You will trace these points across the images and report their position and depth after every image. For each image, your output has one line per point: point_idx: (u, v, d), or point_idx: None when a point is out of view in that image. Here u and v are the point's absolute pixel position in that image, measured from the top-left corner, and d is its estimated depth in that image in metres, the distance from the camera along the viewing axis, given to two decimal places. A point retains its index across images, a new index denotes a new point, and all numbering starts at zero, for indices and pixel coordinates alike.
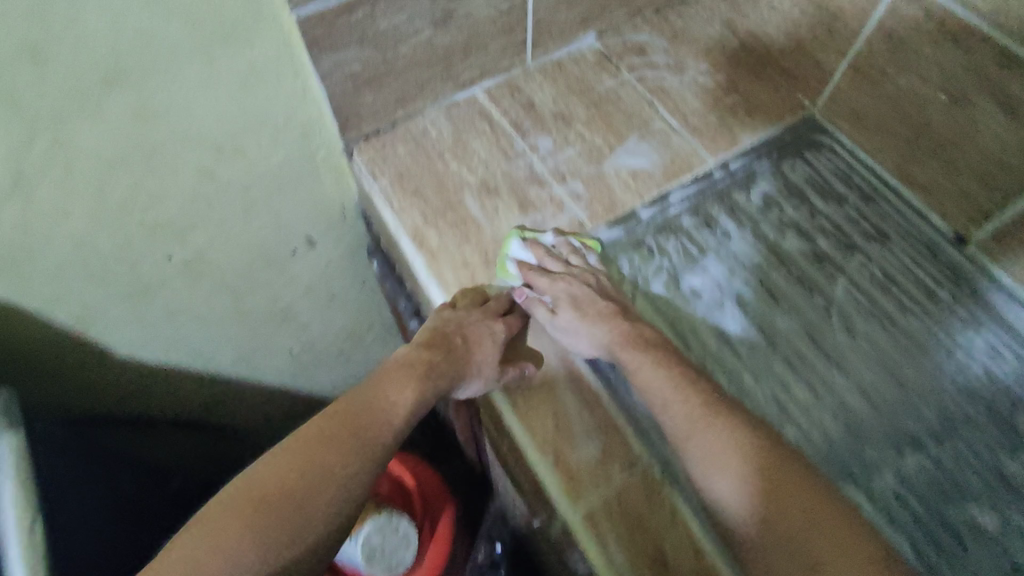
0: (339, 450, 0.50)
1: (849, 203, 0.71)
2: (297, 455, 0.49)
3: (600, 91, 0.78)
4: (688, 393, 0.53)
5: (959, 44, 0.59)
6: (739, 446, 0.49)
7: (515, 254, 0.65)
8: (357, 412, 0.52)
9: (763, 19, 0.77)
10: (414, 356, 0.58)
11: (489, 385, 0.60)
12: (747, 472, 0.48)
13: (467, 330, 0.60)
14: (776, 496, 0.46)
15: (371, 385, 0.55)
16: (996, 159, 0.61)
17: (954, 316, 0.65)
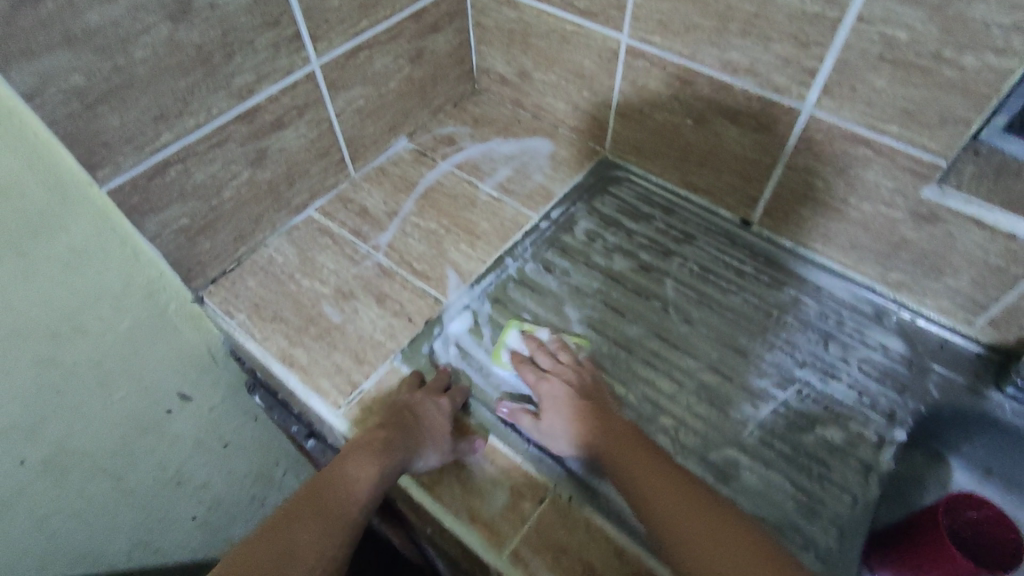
0: (311, 529, 0.51)
1: (655, 219, 0.83)
2: (268, 547, 0.50)
3: (424, 183, 0.87)
4: (620, 435, 0.58)
5: (684, 81, 0.73)
6: (663, 479, 0.53)
7: (513, 343, 0.70)
8: (323, 492, 0.54)
9: (540, 92, 0.91)
10: (371, 436, 0.59)
11: (445, 456, 0.61)
12: (667, 502, 0.51)
13: (414, 414, 0.61)
14: (688, 518, 0.50)
15: (334, 467, 0.56)
16: (745, 157, 0.75)
17: (762, 282, 0.76)
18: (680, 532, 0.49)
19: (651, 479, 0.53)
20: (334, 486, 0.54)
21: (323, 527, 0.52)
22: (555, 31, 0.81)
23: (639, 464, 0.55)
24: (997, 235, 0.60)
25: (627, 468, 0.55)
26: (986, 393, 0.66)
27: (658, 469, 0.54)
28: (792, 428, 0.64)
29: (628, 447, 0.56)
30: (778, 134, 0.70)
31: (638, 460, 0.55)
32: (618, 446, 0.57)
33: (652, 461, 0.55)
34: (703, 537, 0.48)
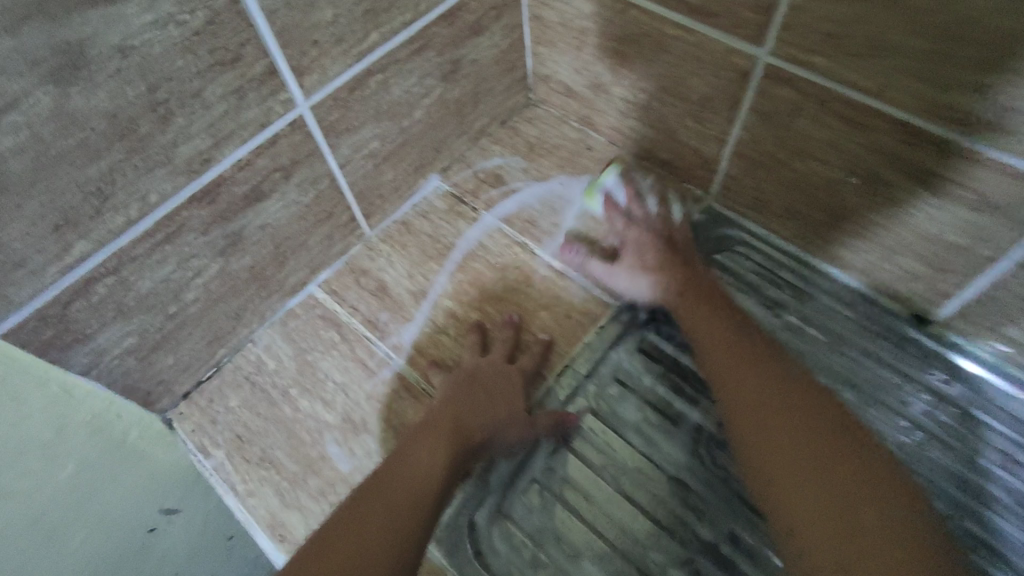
0: (387, 511, 0.44)
1: (785, 309, 0.60)
2: (339, 550, 0.41)
3: (462, 247, 0.65)
4: (743, 355, 0.49)
5: (854, 124, 0.47)
6: (792, 415, 0.44)
7: (610, 186, 0.65)
8: (392, 478, 0.46)
9: (621, 113, 0.66)
10: (438, 414, 0.51)
11: (525, 433, 0.53)
12: (788, 451, 0.42)
13: (484, 389, 0.54)
14: (808, 466, 0.41)
15: (403, 448, 0.49)
16: (938, 239, 0.50)
17: (947, 420, 0.54)
18: (792, 484, 0.41)
19: (776, 410, 0.44)
20: (403, 473, 0.47)
21: (396, 512, 0.44)
22: (649, 35, 0.55)
23: (766, 397, 0.46)
24: None
25: (737, 394, 0.48)
26: None
27: (753, 364, 0.48)
28: None
29: (758, 369, 0.48)
30: (1013, 219, 0.44)
31: (762, 387, 0.47)
32: (743, 369, 0.48)
33: (784, 394, 0.46)
34: (797, 442, 0.42)
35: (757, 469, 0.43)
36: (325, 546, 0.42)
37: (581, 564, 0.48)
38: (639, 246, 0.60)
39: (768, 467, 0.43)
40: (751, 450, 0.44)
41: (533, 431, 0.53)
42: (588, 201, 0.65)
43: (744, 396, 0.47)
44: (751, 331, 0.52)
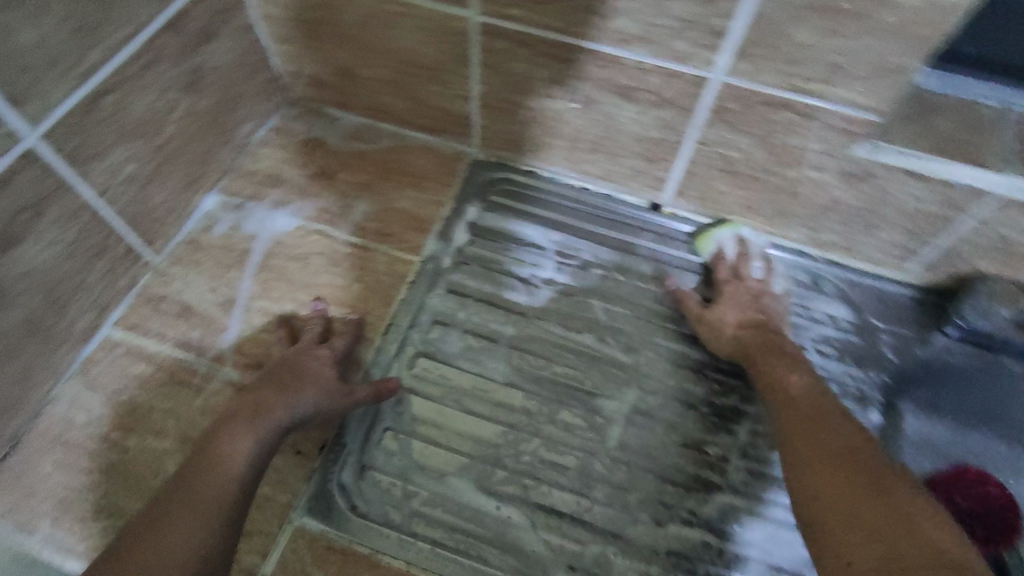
0: (192, 507, 0.44)
1: (555, 223, 0.69)
2: (144, 537, 0.43)
3: (259, 249, 0.66)
4: (813, 445, 0.46)
5: (560, 59, 0.58)
6: (850, 485, 0.42)
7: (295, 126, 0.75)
8: (199, 469, 0.47)
9: (376, 93, 0.71)
10: (245, 401, 0.51)
11: (342, 399, 0.53)
12: (841, 517, 0.41)
13: (297, 370, 0.54)
14: (869, 529, 0.39)
15: (205, 443, 0.49)
16: (644, 137, 0.63)
17: (693, 273, 0.67)
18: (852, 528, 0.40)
19: (832, 510, 0.41)
20: (209, 468, 0.47)
21: (199, 508, 0.44)
22: (379, 16, 0.61)
23: (832, 482, 0.43)
24: (932, 184, 0.55)
25: (801, 471, 0.45)
26: (928, 342, 0.64)
27: (819, 457, 0.45)
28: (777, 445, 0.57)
29: (828, 459, 0.44)
30: (681, 107, 0.58)
31: (823, 467, 0.44)
32: (812, 447, 0.46)
33: (853, 475, 0.42)
34: (846, 536, 0.39)
35: (814, 534, 0.42)
36: (132, 534, 0.43)
37: (447, 481, 0.53)
38: (755, 300, 0.62)
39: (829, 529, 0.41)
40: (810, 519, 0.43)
41: (349, 399, 0.54)
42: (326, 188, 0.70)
43: (805, 467, 0.45)
44: (842, 424, 0.47)
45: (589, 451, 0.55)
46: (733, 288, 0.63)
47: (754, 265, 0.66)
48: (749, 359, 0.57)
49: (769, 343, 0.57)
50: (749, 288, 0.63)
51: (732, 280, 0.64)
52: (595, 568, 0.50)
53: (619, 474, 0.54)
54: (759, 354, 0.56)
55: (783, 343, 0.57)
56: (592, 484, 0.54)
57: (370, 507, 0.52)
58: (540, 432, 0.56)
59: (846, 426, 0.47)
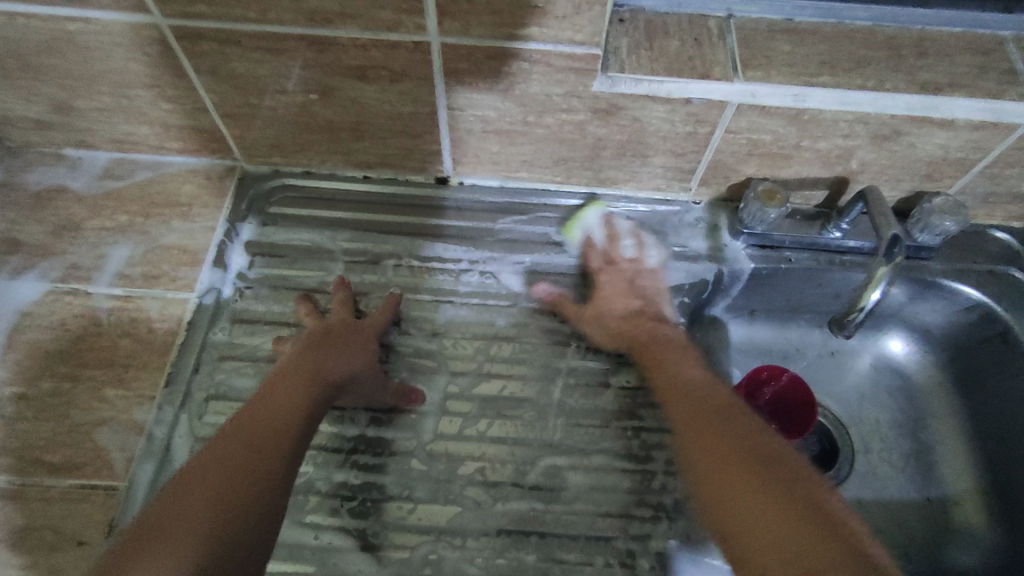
0: (181, 536, 0.39)
1: (340, 222, 0.65)
2: (230, 451, 0.44)
3: (0, 328, 0.57)
4: (713, 435, 0.46)
5: (276, 50, 0.53)
6: (740, 476, 0.42)
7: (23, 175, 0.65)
8: (261, 413, 0.48)
9: (105, 124, 0.63)
10: (301, 358, 0.53)
11: (387, 402, 0.55)
12: (752, 521, 0.40)
13: (347, 343, 0.55)
14: (763, 519, 0.39)
15: (216, 449, 0.45)
16: (399, 115, 0.59)
17: (491, 240, 0.65)
18: (762, 534, 0.39)
19: (725, 496, 0.42)
20: (219, 476, 0.43)
21: (187, 545, 0.39)
22: (58, 39, 0.53)
23: (730, 468, 0.43)
24: (676, 105, 0.56)
25: (709, 471, 0.44)
26: (724, 258, 0.66)
27: (711, 446, 0.45)
28: (592, 393, 0.57)
29: (722, 447, 0.45)
30: (418, 78, 0.55)
31: (718, 457, 0.45)
32: (720, 446, 0.45)
33: (744, 460, 0.43)
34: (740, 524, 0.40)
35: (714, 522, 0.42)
36: (231, 438, 0.45)
37: None
38: (631, 286, 0.62)
39: (740, 538, 0.40)
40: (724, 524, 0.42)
41: (385, 388, 0.55)
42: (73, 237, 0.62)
43: (698, 460, 0.46)
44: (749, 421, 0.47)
45: (406, 451, 0.53)
46: (614, 282, 0.63)
47: (627, 244, 0.65)
48: (636, 343, 0.57)
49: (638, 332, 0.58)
50: (625, 270, 0.63)
51: (604, 267, 0.64)
52: (426, 569, 0.49)
53: (440, 467, 0.53)
54: (643, 347, 0.57)
55: (665, 330, 0.58)
56: (413, 485, 0.52)
57: None
58: (353, 446, 0.53)
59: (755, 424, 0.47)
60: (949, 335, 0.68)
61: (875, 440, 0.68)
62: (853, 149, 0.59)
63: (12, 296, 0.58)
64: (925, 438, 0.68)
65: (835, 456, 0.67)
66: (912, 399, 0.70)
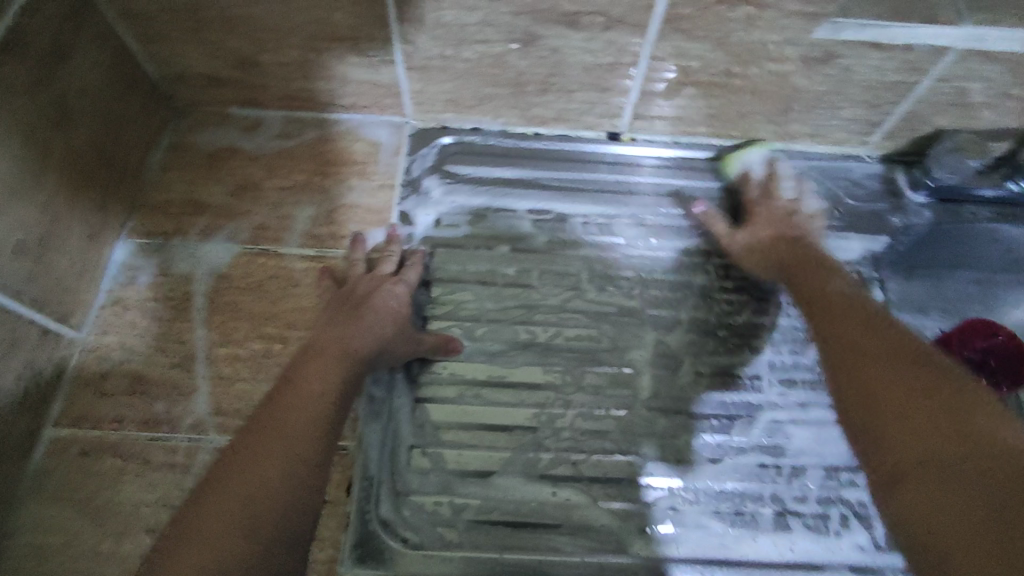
0: (218, 533, 0.35)
1: (516, 179, 0.64)
2: (258, 436, 0.40)
3: (201, 289, 0.56)
4: (865, 346, 0.42)
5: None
6: (880, 368, 0.39)
7: (194, 134, 0.64)
8: (286, 390, 0.43)
9: (279, 79, 0.61)
10: (322, 335, 0.48)
11: (413, 345, 0.52)
12: (901, 413, 0.36)
13: (373, 303, 0.51)
14: (917, 412, 0.35)
15: (244, 440, 0.40)
16: (595, 65, 0.58)
17: (670, 195, 0.64)
18: (891, 410, 0.36)
19: (866, 366, 0.40)
20: (252, 472, 0.38)
21: (223, 543, 0.34)
22: None
23: (883, 367, 0.39)
24: (896, 51, 0.54)
25: (848, 371, 0.41)
26: (904, 210, 0.65)
27: (864, 336, 0.43)
28: (798, 349, 0.57)
29: (883, 352, 0.41)
30: (633, 25, 0.53)
31: (862, 360, 0.41)
32: (856, 352, 0.42)
33: (898, 361, 0.39)
34: (883, 402, 0.37)
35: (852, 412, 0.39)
36: (253, 424, 0.41)
37: (494, 481, 0.50)
38: (785, 219, 0.58)
39: (874, 425, 0.37)
40: (867, 413, 0.37)
41: (418, 346, 0.52)
42: (253, 198, 0.61)
43: (852, 357, 0.42)
44: (892, 330, 0.43)
45: (625, 406, 0.53)
46: (757, 202, 0.60)
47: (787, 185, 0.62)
48: (784, 264, 0.54)
49: (777, 254, 0.55)
50: (782, 207, 0.59)
51: (759, 202, 0.60)
52: (668, 519, 0.49)
53: (662, 422, 0.53)
54: (795, 265, 0.53)
55: (814, 251, 0.54)
56: (639, 440, 0.52)
57: (418, 530, 0.48)
58: (574, 403, 0.53)
59: (891, 331, 0.43)
60: None
61: None
62: None
63: (207, 257, 0.58)
64: None
65: None
66: None
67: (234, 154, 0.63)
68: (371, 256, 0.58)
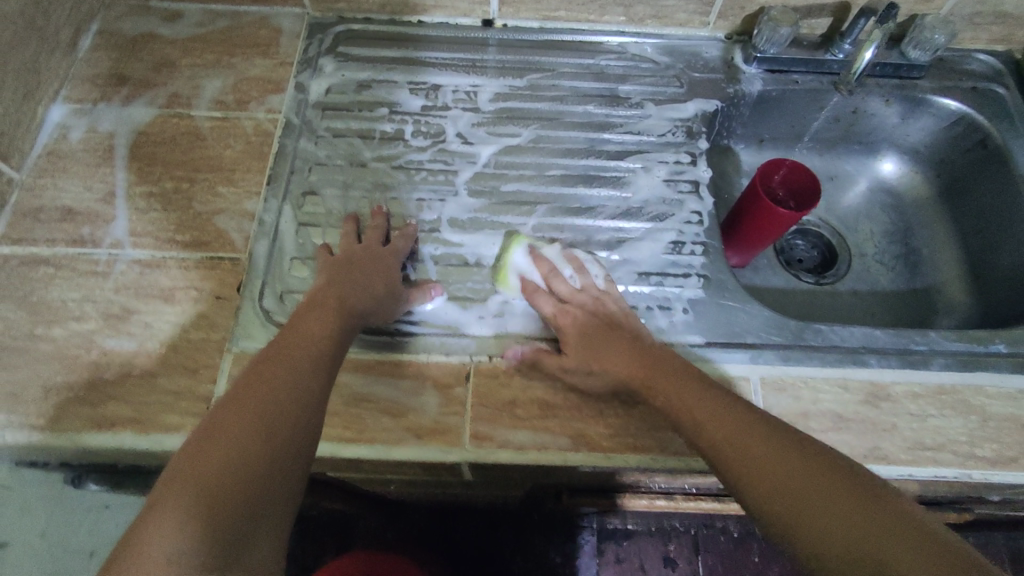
0: (242, 441, 0.42)
1: (399, 57, 0.74)
2: (271, 369, 0.47)
3: (123, 143, 0.67)
4: (791, 500, 0.40)
5: None
6: (800, 525, 0.39)
7: (122, 23, 0.74)
8: (292, 335, 0.50)
9: None
10: (324, 296, 0.54)
11: (401, 305, 0.58)
12: (834, 530, 0.38)
13: (370, 269, 0.57)
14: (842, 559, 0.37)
15: (257, 369, 0.47)
16: None
17: (535, 71, 0.74)
18: (831, 539, 0.38)
19: (795, 513, 0.40)
20: (272, 393, 0.45)
21: (249, 449, 0.41)
22: None
23: (802, 521, 0.39)
24: None
25: (769, 506, 0.41)
26: (738, 79, 0.75)
27: (776, 489, 0.41)
28: (627, 185, 0.67)
29: (812, 501, 0.39)
30: None
31: (774, 498, 0.41)
32: (776, 501, 0.41)
33: (824, 514, 0.39)
34: (814, 524, 0.39)
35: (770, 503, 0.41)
36: (265, 358, 0.48)
37: None
38: (598, 318, 0.57)
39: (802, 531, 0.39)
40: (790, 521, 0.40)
41: (404, 303, 0.58)
42: (172, 74, 0.71)
43: (770, 500, 0.41)
44: (816, 469, 0.41)
45: (476, 229, 0.64)
46: (583, 316, 0.57)
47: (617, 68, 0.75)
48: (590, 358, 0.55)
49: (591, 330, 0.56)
50: (599, 299, 0.59)
51: (560, 309, 0.58)
52: (501, 310, 0.61)
53: (506, 241, 0.64)
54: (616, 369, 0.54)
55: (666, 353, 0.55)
56: (485, 254, 0.63)
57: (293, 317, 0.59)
58: (434, 227, 0.64)
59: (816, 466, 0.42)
60: (935, 152, 0.79)
61: (870, 245, 0.81)
62: None
63: (130, 119, 0.68)
64: (914, 244, 0.80)
65: (833, 260, 0.80)
66: (904, 212, 0.82)
67: (156, 40, 0.73)
68: (362, 231, 0.63)
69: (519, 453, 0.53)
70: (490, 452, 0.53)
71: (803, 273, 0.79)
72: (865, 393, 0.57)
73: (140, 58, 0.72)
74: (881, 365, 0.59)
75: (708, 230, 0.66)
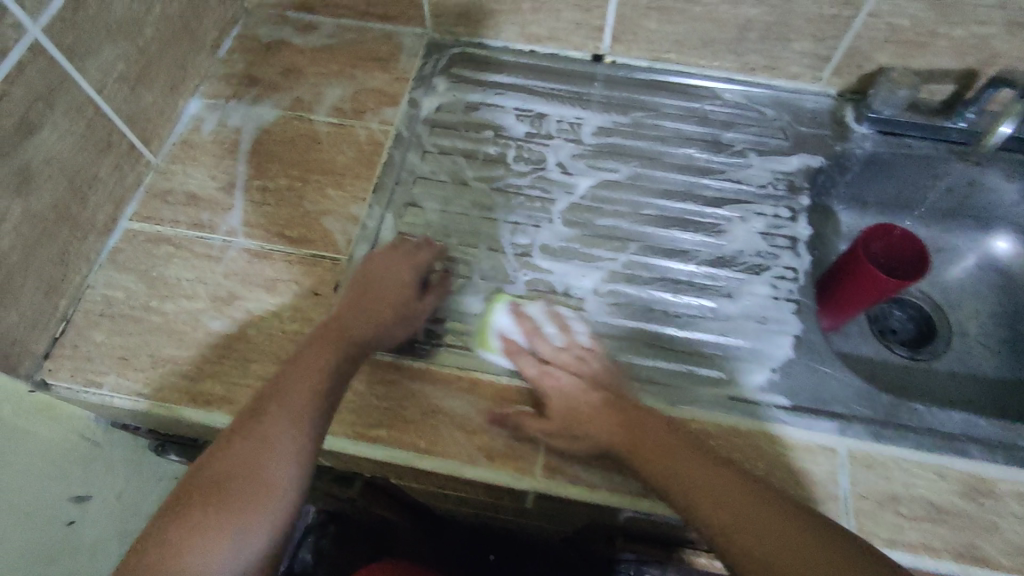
0: (244, 469, 0.46)
1: (508, 83, 0.76)
2: (277, 396, 0.49)
3: (247, 139, 0.72)
4: None
5: None
6: None
7: (260, 29, 0.80)
8: (304, 358, 0.51)
9: None
10: (326, 328, 0.54)
11: (399, 337, 0.57)
12: None
13: (386, 308, 0.57)
14: None
15: (266, 393, 0.49)
16: None
17: (640, 109, 0.75)
18: None
19: None
20: (274, 422, 0.47)
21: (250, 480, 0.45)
22: None
23: None
24: None
25: None
26: (847, 137, 0.73)
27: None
28: (721, 232, 0.67)
29: None
30: None
31: None
32: None
33: None
34: None
35: None
36: (275, 382, 0.50)
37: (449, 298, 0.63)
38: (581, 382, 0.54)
39: None
40: None
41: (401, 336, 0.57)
42: (298, 79, 0.76)
43: None
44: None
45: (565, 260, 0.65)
46: (565, 382, 0.54)
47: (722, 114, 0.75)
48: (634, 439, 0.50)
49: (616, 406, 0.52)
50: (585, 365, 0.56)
51: (544, 367, 0.55)
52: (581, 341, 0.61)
53: (594, 275, 0.64)
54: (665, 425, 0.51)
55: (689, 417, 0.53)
56: (572, 284, 0.64)
57: None
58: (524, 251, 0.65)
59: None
60: None
61: (972, 324, 0.76)
62: (987, 39, 0.65)
63: (257, 117, 0.73)
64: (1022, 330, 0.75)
65: (930, 336, 0.76)
66: (1014, 295, 0.77)
67: (288, 47, 0.79)
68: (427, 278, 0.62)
69: (587, 491, 0.52)
70: (558, 485, 0.52)
71: (896, 346, 0.75)
72: (963, 485, 0.53)
73: (272, 62, 0.77)
74: (983, 456, 0.54)
75: (802, 287, 0.64)
